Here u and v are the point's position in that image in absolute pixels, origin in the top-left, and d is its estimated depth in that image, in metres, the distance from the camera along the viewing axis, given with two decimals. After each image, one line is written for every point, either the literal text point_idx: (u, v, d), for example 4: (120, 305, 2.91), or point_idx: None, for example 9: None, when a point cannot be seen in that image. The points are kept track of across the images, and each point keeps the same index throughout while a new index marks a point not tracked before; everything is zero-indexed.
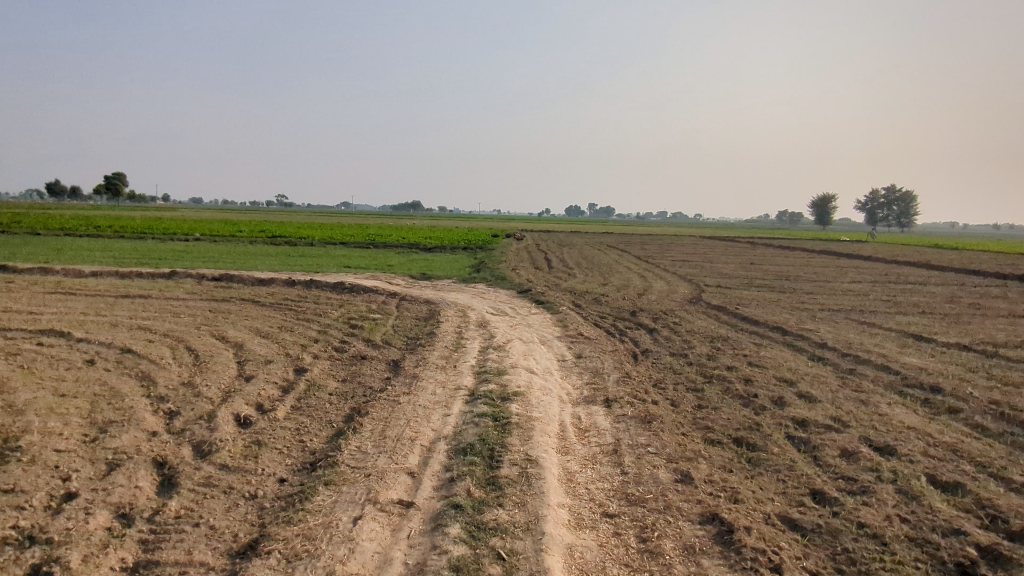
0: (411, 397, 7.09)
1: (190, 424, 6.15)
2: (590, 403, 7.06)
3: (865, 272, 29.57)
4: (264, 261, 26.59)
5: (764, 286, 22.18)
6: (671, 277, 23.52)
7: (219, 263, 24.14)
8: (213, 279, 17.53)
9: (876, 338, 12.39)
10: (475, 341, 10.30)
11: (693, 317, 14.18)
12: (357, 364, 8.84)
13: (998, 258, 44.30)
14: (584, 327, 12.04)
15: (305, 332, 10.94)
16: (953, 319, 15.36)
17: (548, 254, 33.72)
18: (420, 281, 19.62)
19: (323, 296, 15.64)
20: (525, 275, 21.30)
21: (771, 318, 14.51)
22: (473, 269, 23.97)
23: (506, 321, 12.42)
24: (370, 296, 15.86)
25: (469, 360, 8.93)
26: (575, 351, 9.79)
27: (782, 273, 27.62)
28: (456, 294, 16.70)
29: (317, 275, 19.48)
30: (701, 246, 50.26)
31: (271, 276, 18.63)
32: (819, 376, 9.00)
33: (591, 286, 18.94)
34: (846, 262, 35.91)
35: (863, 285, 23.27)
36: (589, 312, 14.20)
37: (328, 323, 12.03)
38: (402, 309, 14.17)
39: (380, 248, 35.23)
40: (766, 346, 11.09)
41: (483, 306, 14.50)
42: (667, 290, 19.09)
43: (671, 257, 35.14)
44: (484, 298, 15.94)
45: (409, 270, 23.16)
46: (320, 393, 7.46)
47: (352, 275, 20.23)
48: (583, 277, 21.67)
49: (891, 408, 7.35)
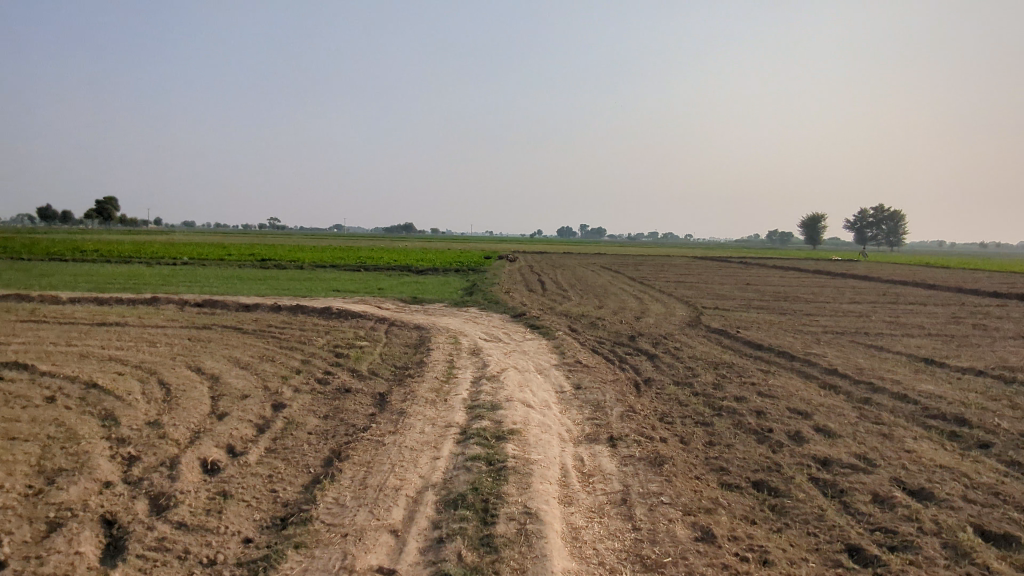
0: (398, 436, 6.51)
1: (150, 472, 5.53)
2: (592, 442, 6.48)
3: (863, 292, 29.24)
4: (251, 284, 25.90)
5: (763, 307, 21.74)
6: (667, 299, 23.06)
7: (204, 288, 23.45)
8: (195, 305, 16.89)
9: (886, 362, 11.90)
10: (467, 371, 9.72)
11: (695, 341, 13.66)
12: (341, 399, 8.25)
13: (991, 277, 44.22)
14: (581, 354, 11.50)
15: (287, 362, 10.34)
16: (960, 342, 14.93)
17: (542, 275, 33.23)
18: (411, 305, 19.06)
19: (309, 322, 15.04)
20: (518, 298, 20.78)
21: (775, 342, 14.01)
22: (465, 292, 23.41)
23: (500, 347, 11.86)
24: (358, 322, 15.26)
25: (461, 393, 8.35)
26: (574, 381, 9.23)
27: (779, 293, 27.22)
28: (448, 319, 16.14)
29: (304, 299, 18.87)
30: (694, 266, 49.97)
31: (256, 301, 18.01)
32: (834, 407, 8.48)
33: (587, 309, 18.42)
34: (842, 282, 35.63)
35: (862, 306, 22.88)
36: (586, 337, 13.67)
37: (312, 351, 11.44)
38: (392, 335, 13.59)
39: (371, 271, 34.62)
40: (774, 373, 10.56)
41: (476, 332, 13.93)
42: (665, 313, 18.60)
43: (666, 278, 34.71)
44: (476, 323, 15.38)
45: (400, 293, 22.58)
46: (299, 433, 6.85)
47: (341, 299, 19.64)
48: (578, 300, 21.16)
49: (917, 444, 6.84)
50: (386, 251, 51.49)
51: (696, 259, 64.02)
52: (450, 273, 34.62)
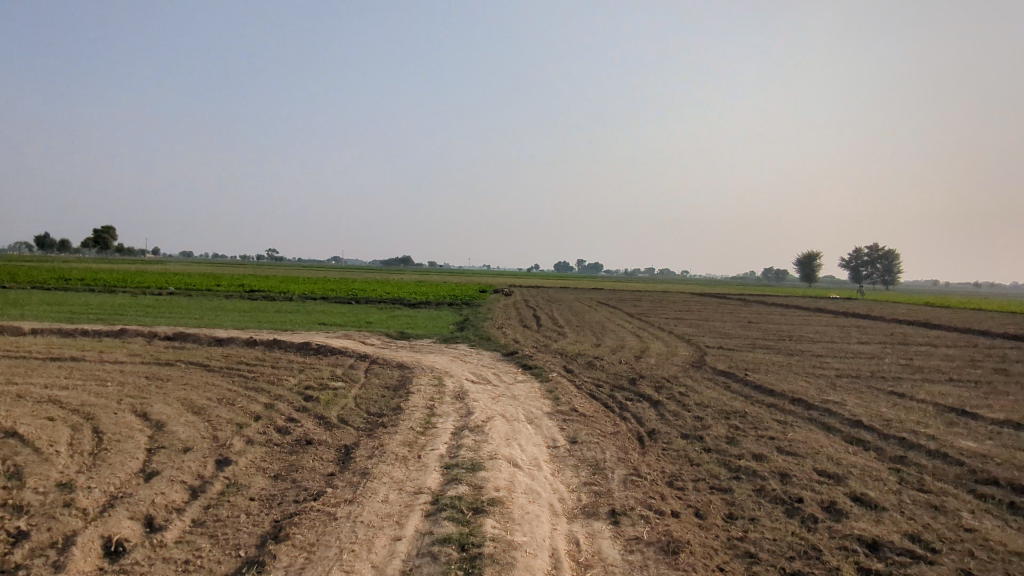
0: (356, 506, 5.39)
1: (36, 558, 4.42)
2: (591, 516, 5.38)
3: (869, 332, 28.27)
4: (233, 316, 24.69)
5: (769, 347, 20.69)
6: (667, 337, 22.00)
7: (182, 320, 22.24)
8: (165, 339, 15.74)
9: (912, 412, 10.83)
10: (448, 420, 8.61)
11: (701, 386, 12.57)
12: (298, 454, 7.12)
13: (992, 318, 43.37)
14: (577, 399, 10.40)
15: (248, 407, 9.22)
16: (986, 389, 13.86)
17: (538, 310, 32.27)
18: (398, 341, 17.96)
19: (284, 359, 13.93)
20: (511, 334, 19.70)
21: (787, 387, 12.93)
22: (457, 327, 22.28)
23: (488, 391, 10.77)
24: (337, 359, 14.15)
25: (439, 448, 7.24)
26: (569, 434, 8.13)
27: (783, 332, 26.18)
28: (435, 357, 15.02)
29: (283, 333, 17.76)
30: (692, 302, 49.00)
31: (231, 334, 16.86)
32: (869, 468, 7.40)
33: (584, 348, 17.30)
34: (845, 321, 34.68)
35: (872, 347, 21.81)
36: (582, 379, 12.58)
37: (281, 394, 10.34)
38: (372, 375, 12.48)
39: (362, 304, 33.46)
40: (792, 425, 9.49)
41: (463, 372, 12.82)
42: (667, 353, 17.51)
43: (665, 315, 33.70)
44: (464, 362, 14.26)
45: (388, 329, 21.40)
46: (238, 499, 5.71)
47: (323, 334, 18.52)
48: (574, 337, 20.10)
49: (978, 524, 5.74)
50: (379, 283, 50.45)
51: (692, 295, 63.31)
52: (443, 307, 33.49)
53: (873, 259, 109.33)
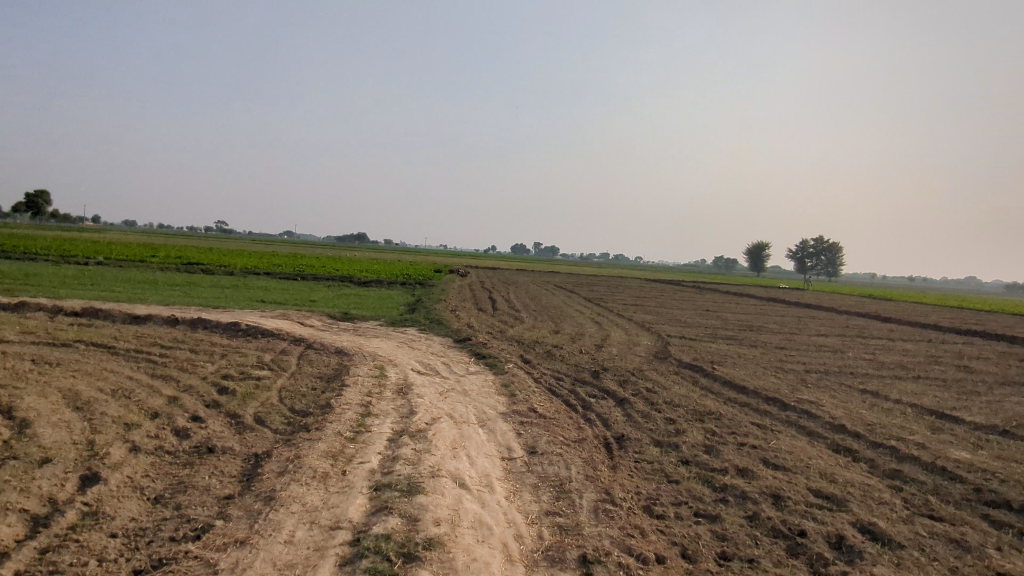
0: (247, 551, 4.10)
1: None
2: (555, 565, 4.23)
3: (825, 323, 28.09)
4: (162, 291, 22.64)
5: (730, 337, 20.02)
6: (627, 325, 21.12)
7: (101, 293, 20.17)
8: (71, 315, 13.90)
9: (893, 415, 10.09)
10: (386, 422, 7.34)
11: (669, 381, 11.57)
12: (193, 468, 5.74)
13: (935, 312, 44.21)
14: (535, 396, 9.26)
15: (146, 401, 7.75)
16: (958, 388, 13.27)
17: (493, 293, 31.11)
18: (340, 322, 16.50)
19: (207, 341, 12.36)
20: (464, 318, 18.45)
21: (759, 384, 12.04)
22: (408, 308, 20.89)
23: (436, 384, 9.53)
24: (268, 343, 12.63)
25: (369, 462, 5.96)
26: (527, 441, 6.97)
27: (742, 322, 25.69)
28: (379, 342, 13.63)
29: (212, 311, 16.07)
30: (649, 289, 48.54)
31: (151, 311, 15.10)
32: (868, 487, 6.48)
33: (541, 335, 16.19)
34: (798, 311, 34.65)
35: (832, 340, 21.30)
36: (541, 371, 11.43)
37: (193, 384, 8.87)
38: (305, 363, 11.05)
39: (308, 281, 31.59)
40: (772, 430, 8.57)
41: (408, 361, 11.52)
42: (628, 343, 16.51)
43: (622, 301, 33.00)
44: (410, 349, 12.95)
45: (332, 308, 19.87)
46: (93, 536, 4.34)
47: (258, 312, 16.88)
48: (531, 323, 18.98)
49: (1013, 566, 4.81)
50: (329, 260, 48.38)
51: (646, 281, 63.20)
52: (395, 286, 31.92)
53: (818, 251, 111.76)
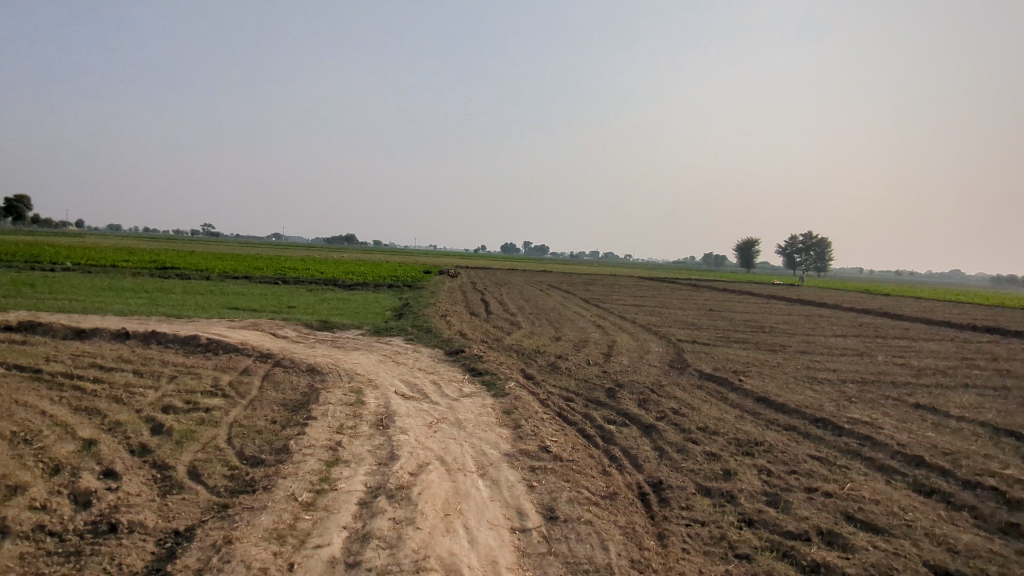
0: None
1: None
2: None
3: (834, 322, 26.59)
4: (126, 299, 20.81)
5: (744, 340, 18.46)
6: (631, 328, 19.52)
7: (55, 303, 18.31)
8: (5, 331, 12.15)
9: (966, 438, 8.52)
10: (359, 474, 5.68)
11: (697, 400, 9.95)
12: (76, 566, 4.08)
13: (937, 307, 42.95)
14: (545, 426, 7.63)
15: (51, 449, 6.06)
16: (1015, 398, 11.74)
17: (485, 295, 29.48)
18: (317, 333, 14.78)
19: (156, 360, 10.62)
20: (455, 324, 16.78)
21: (797, 400, 10.45)
22: (394, 314, 19.22)
23: (424, 413, 7.87)
24: (229, 361, 10.90)
25: (329, 547, 4.31)
26: (542, 500, 5.34)
27: (750, 322, 24.16)
28: (358, 357, 11.91)
29: (172, 322, 14.30)
30: (644, 288, 47.05)
31: (101, 324, 13.34)
32: (997, 557, 4.88)
33: (542, 344, 14.55)
34: (803, 309, 33.13)
35: (851, 342, 19.75)
36: (548, 389, 9.78)
37: (121, 419, 7.18)
38: (269, 387, 9.35)
39: (289, 285, 29.79)
40: (837, 468, 6.97)
41: (391, 380, 9.86)
42: (639, 350, 14.86)
43: (620, 301, 31.42)
44: (394, 364, 11.25)
45: (310, 316, 18.18)
46: None
47: (225, 323, 15.13)
48: (529, 329, 17.33)
49: None
50: (314, 262, 46.49)
51: (640, 279, 61.74)
52: (382, 290, 30.18)
53: (807, 246, 110.99)
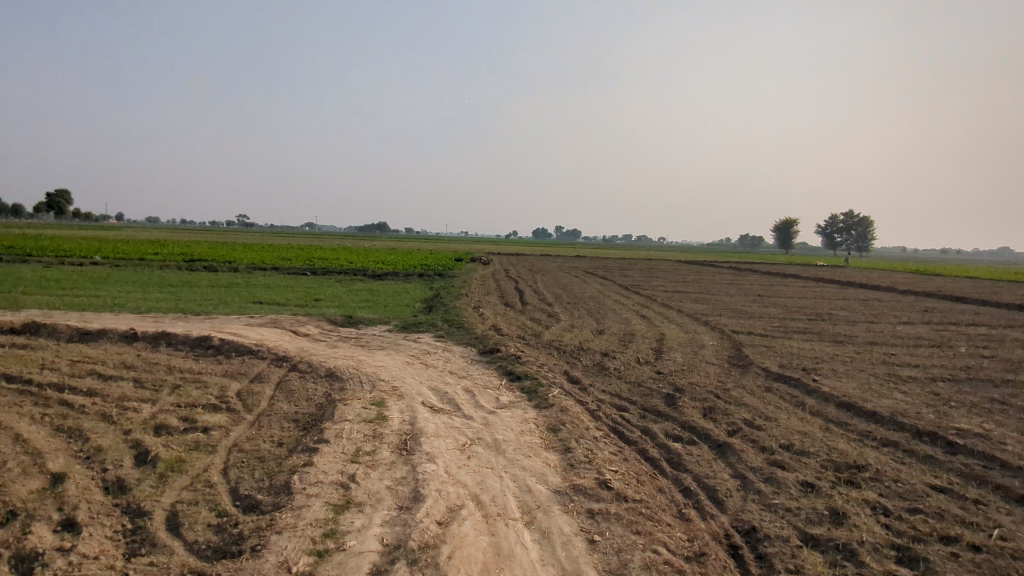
0: None
1: None
2: None
3: (893, 306, 24.74)
4: (148, 294, 20.10)
5: (803, 330, 16.91)
6: (678, 319, 18.08)
7: (73, 300, 17.62)
8: (10, 334, 11.38)
9: None
10: (376, 526, 4.52)
11: (771, 407, 8.56)
12: None
13: (995, 288, 40.32)
14: (600, 448, 6.36)
15: (8, 488, 5.03)
16: None
17: (518, 283, 28.32)
18: (341, 330, 13.73)
19: (162, 367, 9.65)
20: (489, 318, 15.59)
21: (888, 404, 9.00)
22: (424, 307, 18.11)
23: (455, 433, 6.68)
24: (241, 366, 9.87)
25: None
26: (609, 568, 4.11)
27: (803, 309, 22.51)
28: (383, 358, 10.78)
29: (187, 322, 13.40)
30: (682, 272, 45.27)
31: (112, 324, 12.49)
32: None
33: (584, 339, 13.26)
34: (854, 293, 31.13)
35: (922, 330, 17.92)
36: (598, 398, 8.48)
37: (102, 444, 6.14)
38: (281, 398, 8.28)
39: (317, 277, 28.95)
40: (972, 504, 5.57)
41: (419, 387, 8.70)
42: (692, 345, 13.43)
43: (660, 288, 29.87)
44: (422, 367, 10.08)
45: (334, 310, 17.16)
46: None
47: (244, 320, 14.18)
48: (567, 321, 16.05)
49: None
50: (344, 251, 45.83)
51: (676, 263, 59.89)
52: (413, 279, 29.16)
53: (849, 226, 107.05)
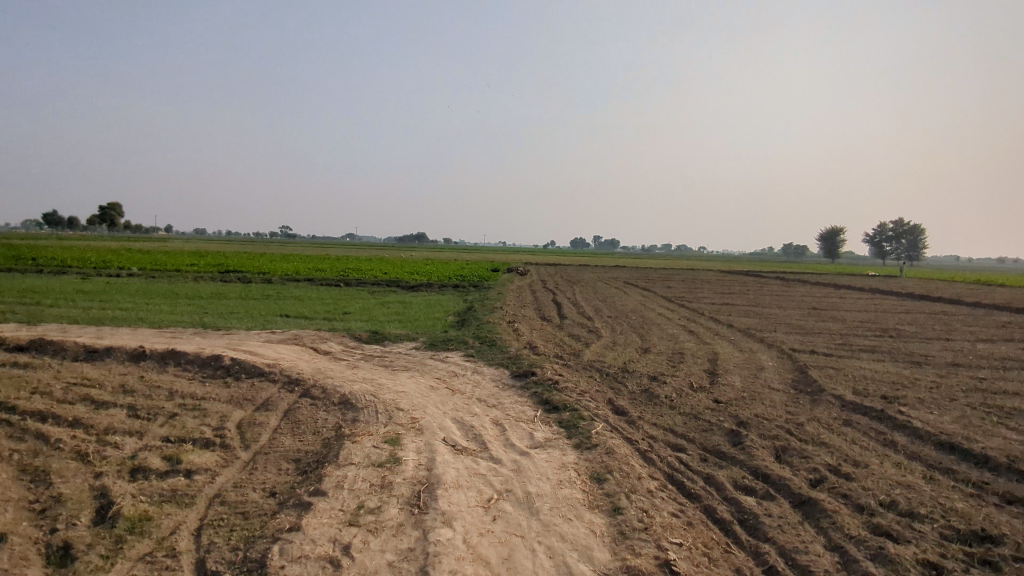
0: None
1: None
2: None
3: (964, 321, 22.74)
4: (176, 307, 19.58)
5: (871, 349, 15.31)
6: (729, 335, 16.65)
7: (96, 313, 17.13)
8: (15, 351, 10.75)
9: None
10: None
11: (858, 448, 7.18)
12: None
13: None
14: (656, 506, 5.14)
15: None
16: None
17: (557, 295, 27.17)
18: (365, 347, 12.77)
19: (164, 391, 8.77)
20: (524, 334, 14.47)
21: (999, 443, 7.51)
22: (456, 322, 17.06)
23: (479, 484, 5.54)
24: (249, 391, 8.93)
25: None
26: None
27: (864, 323, 20.77)
28: (405, 382, 9.73)
29: (203, 340, 12.62)
30: (728, 283, 43.37)
31: (124, 342, 11.77)
32: None
33: (629, 359, 12.00)
34: (916, 306, 29.05)
35: (1006, 348, 16.11)
36: (649, 436, 7.23)
37: (62, 492, 5.19)
38: (285, 431, 7.28)
39: (349, 288, 28.25)
40: None
41: (441, 419, 7.60)
42: (751, 368, 12.01)
43: (705, 300, 28.35)
44: (448, 393, 8.98)
45: (360, 324, 16.25)
46: None
47: (264, 336, 13.34)
48: (609, 338, 14.81)
49: None
50: (380, 262, 45.36)
51: (718, 273, 57.91)
52: (447, 291, 28.24)
53: (900, 234, 102.91)
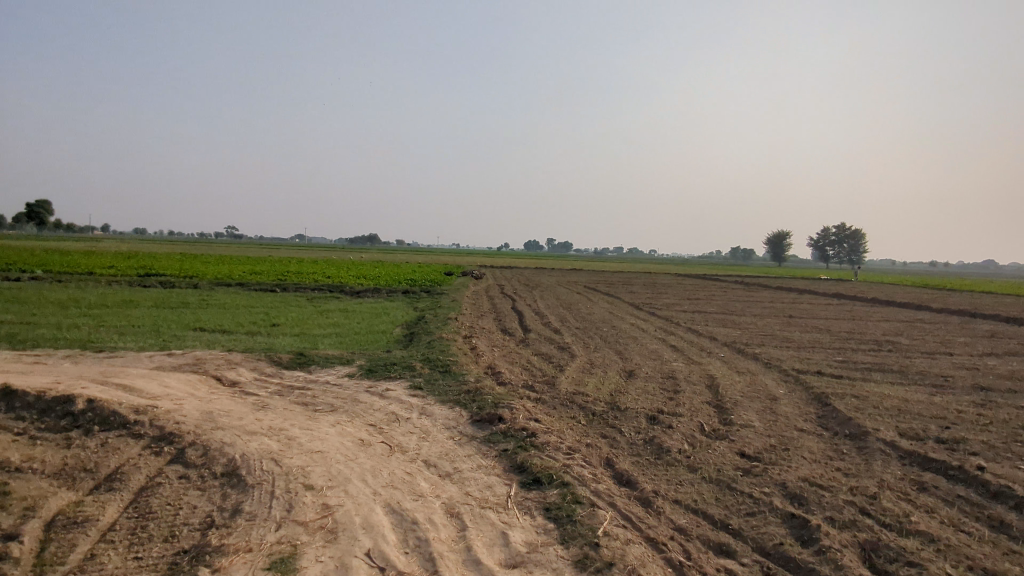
0: None
1: None
2: None
3: (946, 330, 21.43)
4: (67, 318, 16.36)
5: (877, 367, 13.47)
6: (717, 351, 14.58)
7: None
8: None
9: None
10: None
11: (974, 544, 4.99)
12: None
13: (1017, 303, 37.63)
14: None
15: None
16: None
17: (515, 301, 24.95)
18: (284, 375, 10.07)
19: None
20: (483, 354, 12.00)
21: None
22: (404, 337, 14.49)
23: None
24: (94, 456, 6.19)
25: None
26: None
27: (849, 334, 19.12)
28: (327, 432, 7.13)
29: (68, 369, 9.67)
30: (689, 288, 41.78)
31: None
32: None
33: (616, 389, 9.66)
34: (884, 312, 27.96)
35: (1015, 364, 14.58)
36: (680, 531, 4.88)
37: None
38: (118, 537, 4.62)
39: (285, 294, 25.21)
40: None
41: (368, 506, 5.05)
42: (763, 399, 9.82)
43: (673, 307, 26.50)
44: (382, 454, 6.42)
45: (286, 342, 13.49)
46: None
47: (154, 362, 10.44)
48: (583, 357, 12.48)
49: None
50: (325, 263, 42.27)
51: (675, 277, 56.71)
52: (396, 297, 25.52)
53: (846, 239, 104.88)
